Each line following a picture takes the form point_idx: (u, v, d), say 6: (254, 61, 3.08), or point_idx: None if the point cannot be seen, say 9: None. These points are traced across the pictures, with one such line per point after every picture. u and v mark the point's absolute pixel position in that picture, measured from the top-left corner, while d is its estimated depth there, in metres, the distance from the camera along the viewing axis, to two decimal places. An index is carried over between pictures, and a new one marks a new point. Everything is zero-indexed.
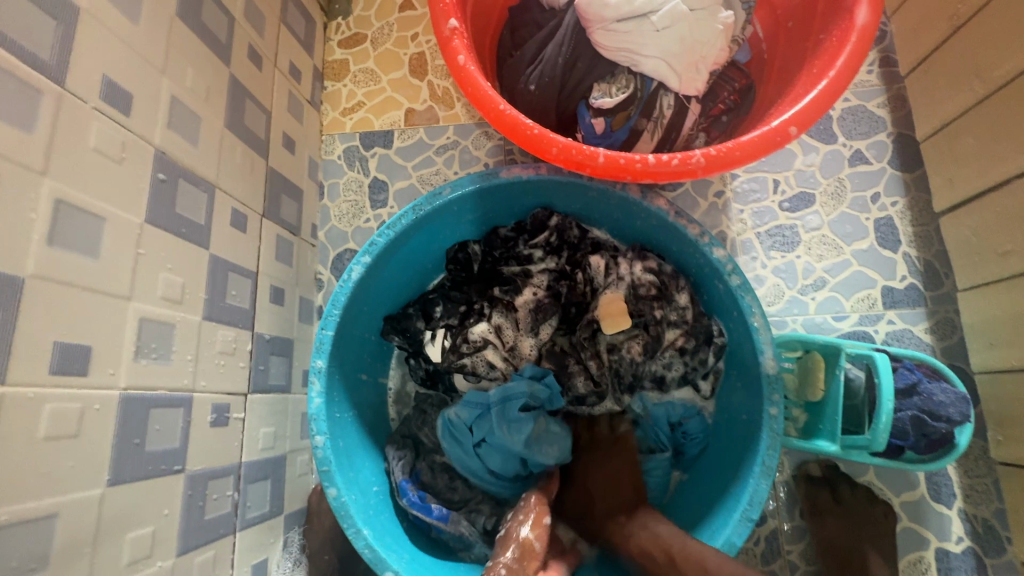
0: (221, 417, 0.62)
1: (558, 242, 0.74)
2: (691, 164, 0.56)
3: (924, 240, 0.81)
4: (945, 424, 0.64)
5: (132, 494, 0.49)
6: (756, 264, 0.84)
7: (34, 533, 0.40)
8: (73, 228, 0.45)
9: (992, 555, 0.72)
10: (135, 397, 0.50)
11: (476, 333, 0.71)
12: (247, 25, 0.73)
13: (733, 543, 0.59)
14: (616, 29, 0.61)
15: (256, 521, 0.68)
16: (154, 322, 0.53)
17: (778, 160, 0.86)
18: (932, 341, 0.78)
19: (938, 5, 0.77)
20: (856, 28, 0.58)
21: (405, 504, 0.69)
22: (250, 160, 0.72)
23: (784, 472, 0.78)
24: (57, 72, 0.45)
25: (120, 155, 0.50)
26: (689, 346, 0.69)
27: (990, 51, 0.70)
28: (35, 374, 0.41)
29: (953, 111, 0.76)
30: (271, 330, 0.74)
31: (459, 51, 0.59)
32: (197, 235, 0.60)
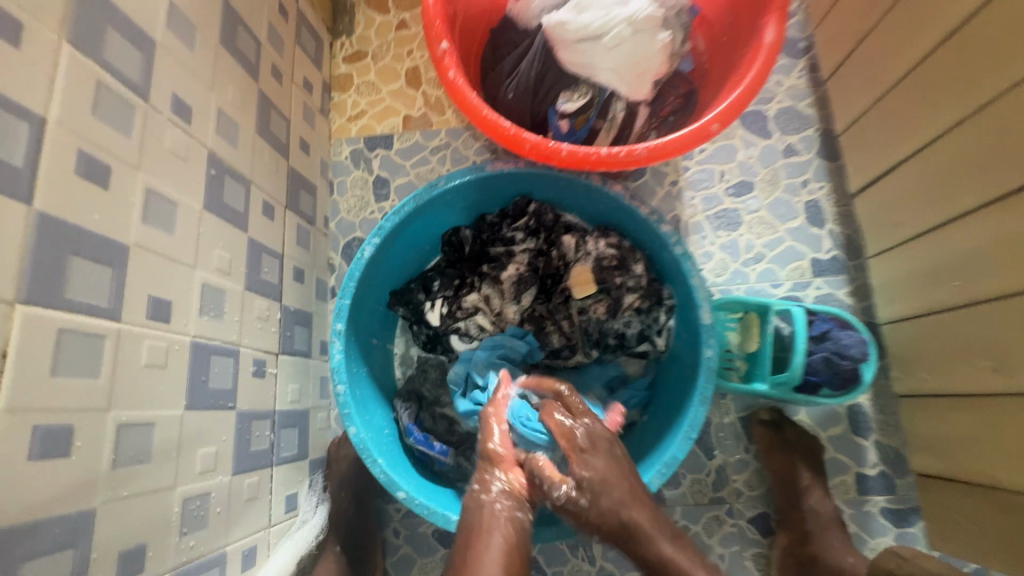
0: (259, 369, 0.76)
1: (536, 225, 0.88)
2: (636, 155, 0.71)
3: (844, 218, 0.96)
4: (851, 362, 0.79)
5: (201, 419, 0.62)
6: (706, 242, 0.99)
7: (140, 437, 0.54)
8: (158, 210, 0.59)
9: (901, 476, 0.86)
10: (201, 344, 0.63)
11: (469, 301, 0.85)
12: (270, 47, 0.87)
13: (676, 457, 0.74)
14: (577, 47, 0.76)
15: (288, 460, 0.81)
16: (212, 288, 0.67)
17: (723, 153, 1.01)
18: (852, 302, 0.93)
19: (845, 21, 0.91)
20: (765, 45, 0.73)
21: (411, 442, 0.84)
22: (276, 160, 0.86)
23: (731, 415, 0.91)
24: (143, 91, 0.58)
25: (185, 155, 0.64)
26: (644, 306, 0.83)
27: (880, 60, 0.83)
28: (139, 318, 0.55)
29: (860, 109, 0.89)
30: (295, 303, 0.88)
31: (450, 69, 0.74)
32: (238, 220, 0.74)
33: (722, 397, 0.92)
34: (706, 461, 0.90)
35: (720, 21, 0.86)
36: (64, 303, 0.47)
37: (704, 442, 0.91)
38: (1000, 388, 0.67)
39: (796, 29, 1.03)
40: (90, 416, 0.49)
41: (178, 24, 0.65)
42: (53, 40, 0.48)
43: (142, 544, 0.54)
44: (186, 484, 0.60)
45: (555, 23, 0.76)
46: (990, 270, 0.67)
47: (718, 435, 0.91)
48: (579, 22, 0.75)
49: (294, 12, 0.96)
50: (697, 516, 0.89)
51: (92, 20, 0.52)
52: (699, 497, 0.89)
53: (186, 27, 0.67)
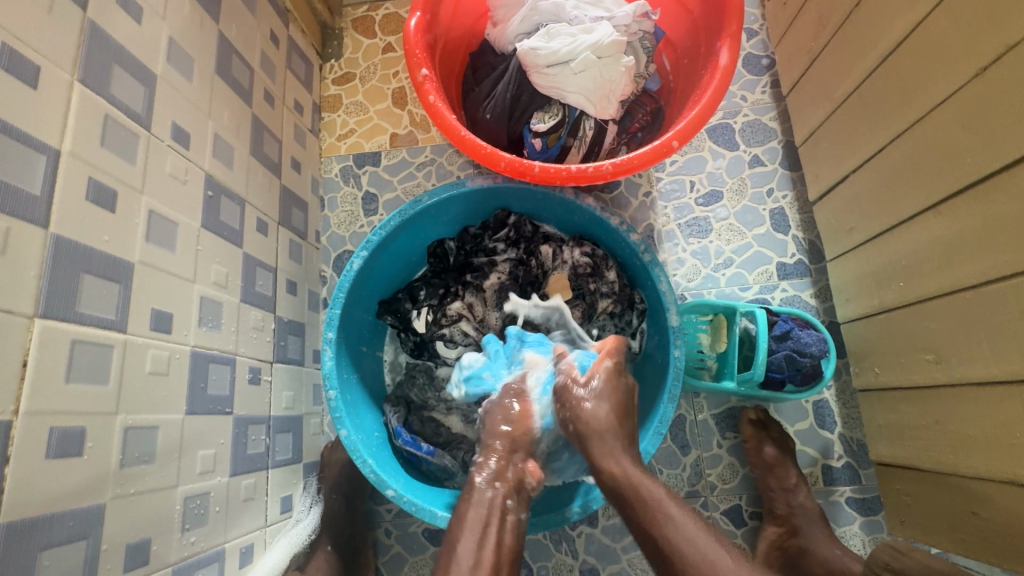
0: (255, 377, 0.80)
1: (516, 236, 0.93)
2: (602, 171, 0.77)
3: (807, 225, 1.03)
4: (811, 358, 0.85)
5: (200, 423, 0.67)
6: (678, 249, 1.04)
7: (145, 439, 0.58)
8: (160, 230, 0.64)
9: (864, 466, 0.92)
10: (200, 353, 0.68)
11: (453, 309, 0.90)
12: (263, 74, 0.93)
13: (648, 451, 0.78)
14: (547, 72, 0.82)
15: (283, 463, 0.86)
16: (210, 300, 0.72)
17: (693, 165, 1.07)
18: (816, 303, 0.99)
19: (800, 41, 0.98)
20: (720, 67, 0.78)
21: (400, 443, 0.88)
22: (269, 179, 0.91)
23: (704, 412, 0.96)
24: (146, 121, 0.64)
25: (184, 178, 0.69)
26: (617, 310, 0.89)
27: (830, 77, 0.90)
28: (143, 330, 0.59)
29: (814, 122, 0.95)
30: (288, 314, 0.93)
31: (430, 93, 0.79)
32: (234, 237, 0.79)
33: (696, 396, 0.97)
34: (681, 457, 0.95)
35: (683, 44, 0.93)
36: (77, 317, 0.52)
37: (679, 438, 0.95)
38: (942, 379, 0.73)
39: (758, 48, 1.10)
40: (100, 419, 0.53)
41: (177, 57, 0.71)
42: (65, 80, 0.54)
43: (147, 538, 0.58)
44: (187, 484, 0.64)
45: (527, 49, 0.82)
46: (929, 271, 0.73)
47: (693, 431, 0.95)
48: (549, 49, 0.81)
49: (285, 39, 1.02)
50: None
51: (100, 59, 0.58)
52: (675, 491, 0.94)
53: (184, 60, 0.72)
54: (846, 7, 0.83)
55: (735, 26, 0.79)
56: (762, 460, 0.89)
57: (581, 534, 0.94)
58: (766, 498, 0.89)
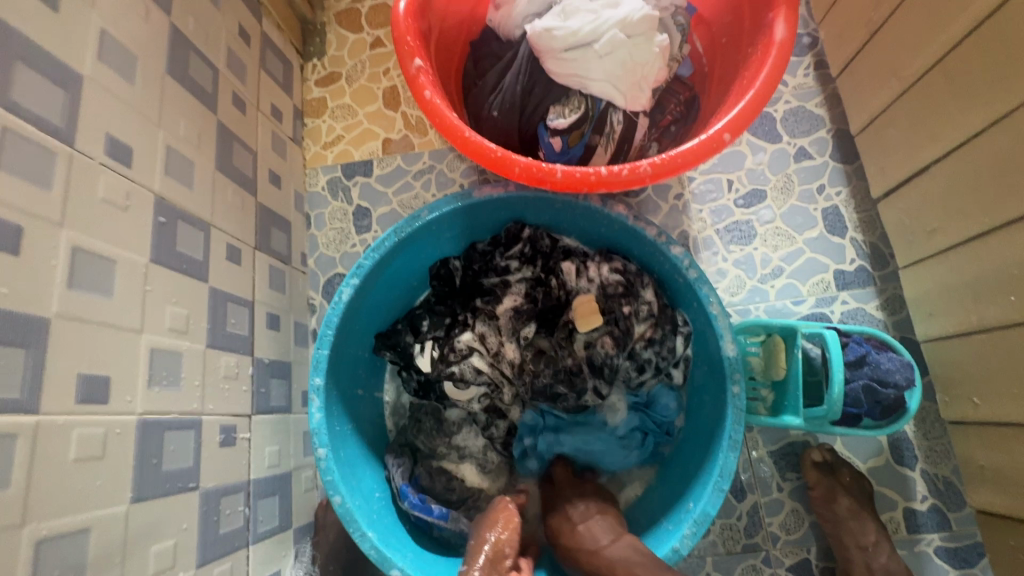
0: (228, 437, 0.67)
1: (532, 252, 0.79)
2: (640, 173, 0.63)
3: (867, 224, 0.88)
4: (894, 389, 0.71)
5: (154, 510, 0.53)
6: (718, 258, 0.90)
7: (72, 546, 0.45)
8: (89, 272, 0.50)
9: (954, 509, 0.77)
10: (150, 421, 0.55)
11: (462, 341, 0.76)
12: (230, 75, 0.79)
13: (708, 513, 0.64)
14: (565, 57, 0.68)
15: (268, 534, 0.72)
16: (164, 352, 0.58)
17: (730, 161, 0.93)
18: (884, 316, 0.85)
19: (853, 14, 0.84)
20: (776, 43, 0.65)
21: (407, 506, 0.74)
22: (241, 198, 0.77)
23: (760, 449, 0.82)
24: (68, 135, 0.51)
25: (124, 203, 0.56)
26: (656, 336, 0.75)
27: (899, 52, 0.75)
28: (65, 402, 0.46)
29: (877, 106, 0.81)
30: (270, 354, 0.79)
31: (425, 87, 0.66)
32: (197, 270, 0.65)
33: (749, 430, 0.83)
34: (736, 504, 0.81)
35: (719, 20, 0.79)
36: None
37: (732, 482, 0.81)
38: None
39: (799, 24, 0.96)
40: None
41: (112, 54, 0.57)
42: None
43: None
44: None
45: (540, 31, 0.68)
46: None
47: (748, 474, 0.81)
48: (566, 28, 0.67)
49: (257, 36, 0.89)
50: (730, 567, 0.79)
51: None
52: (730, 545, 0.80)
53: (123, 58, 0.59)
54: None
55: None
56: (833, 512, 0.74)
57: None
58: (840, 557, 0.73)
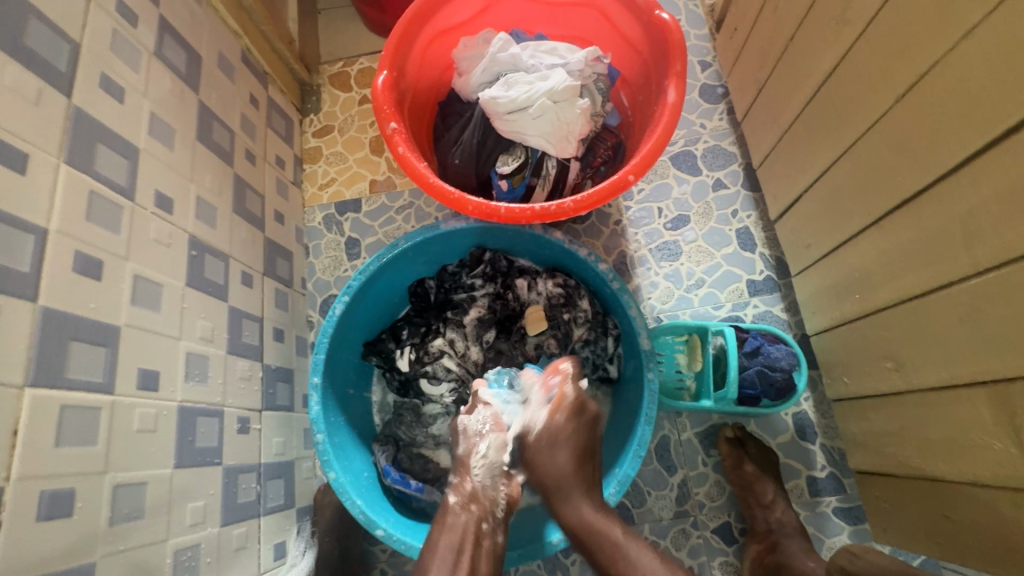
0: (244, 426, 0.83)
1: (493, 271, 0.96)
2: (564, 208, 0.81)
3: (772, 241, 1.07)
4: (782, 373, 0.88)
5: (189, 476, 0.69)
6: (651, 273, 1.08)
7: (135, 494, 0.61)
8: (145, 293, 0.67)
9: (846, 475, 0.93)
10: (187, 407, 0.71)
11: (435, 346, 0.93)
12: (243, 134, 0.98)
13: (628, 474, 0.80)
14: (508, 118, 0.87)
15: (276, 509, 0.87)
16: (196, 355, 0.75)
17: (660, 192, 1.12)
18: (787, 317, 1.03)
19: (748, 73, 1.03)
20: (669, 105, 0.84)
21: (389, 482, 0.90)
22: (253, 234, 0.95)
23: (687, 431, 0.98)
24: (130, 193, 0.68)
25: (167, 241, 0.73)
26: (591, 336, 0.93)
27: (777, 105, 0.95)
28: (130, 388, 0.62)
29: (768, 145, 1.00)
30: (276, 361, 0.96)
31: (399, 144, 0.84)
32: (219, 292, 0.82)
33: (678, 415, 0.98)
34: (668, 477, 0.96)
35: (636, 82, 0.99)
36: (65, 382, 0.55)
37: (664, 459, 0.97)
38: (902, 386, 0.75)
39: (712, 78, 1.17)
40: (88, 480, 0.56)
41: (157, 128, 0.76)
42: (52, 162, 0.58)
43: None
44: (177, 537, 0.66)
45: (488, 98, 0.87)
46: (881, 283, 0.76)
47: (678, 452, 0.97)
48: (508, 97, 0.87)
49: (264, 100, 1.08)
50: (665, 531, 0.94)
51: (84, 140, 0.63)
52: (665, 512, 0.95)
53: (165, 130, 0.77)
54: (781, 42, 0.89)
55: (680, 65, 0.84)
56: (741, 476, 0.91)
57: (575, 562, 0.95)
58: (747, 514, 0.90)
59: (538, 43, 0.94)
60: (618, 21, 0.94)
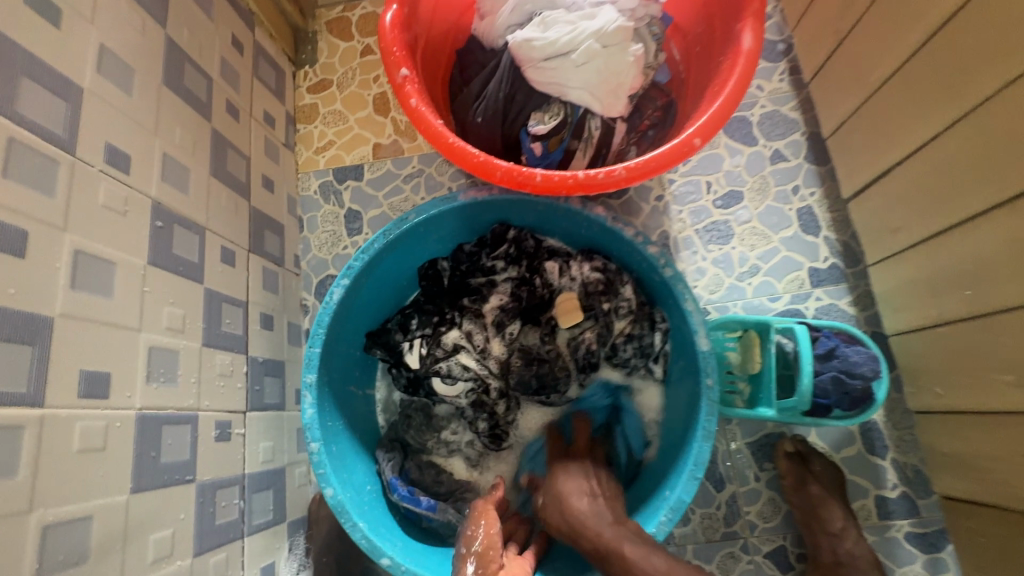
0: (224, 432, 0.69)
1: (517, 251, 0.82)
2: (615, 177, 0.66)
3: (840, 224, 0.92)
4: (862, 380, 0.74)
5: (152, 500, 0.56)
6: (697, 257, 0.94)
7: (76, 531, 0.48)
8: (90, 274, 0.53)
9: (923, 496, 0.81)
10: (149, 416, 0.57)
11: (449, 339, 0.78)
12: (224, 83, 0.82)
13: (683, 500, 0.68)
14: (543, 66, 0.72)
15: (263, 527, 0.75)
16: (162, 350, 0.61)
17: (708, 163, 0.96)
18: (856, 312, 0.89)
19: (822, 25, 0.88)
20: (743, 52, 0.68)
21: (397, 498, 0.78)
22: (235, 203, 0.80)
23: (738, 441, 0.85)
24: (68, 144, 0.53)
25: (123, 209, 0.58)
26: (635, 331, 0.78)
27: (863, 59, 0.79)
28: (67, 397, 0.48)
29: (845, 110, 0.85)
30: (263, 352, 0.82)
31: (411, 96, 0.68)
32: (192, 272, 0.68)
33: (728, 423, 0.86)
34: (715, 494, 0.84)
35: (694, 29, 0.83)
36: None
37: (711, 472, 0.84)
38: None
39: (773, 31, 1.00)
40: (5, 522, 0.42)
41: (109, 67, 0.60)
42: None
43: None
44: None
45: (520, 42, 0.72)
46: (1006, 278, 0.62)
47: (727, 464, 0.85)
48: (545, 39, 0.71)
49: (250, 45, 0.91)
50: (711, 554, 0.82)
51: None
52: (710, 533, 0.83)
53: (121, 69, 0.62)
54: None
55: (757, 2, 0.69)
56: (803, 499, 0.79)
57: None
58: (810, 541, 0.78)
59: None
60: None
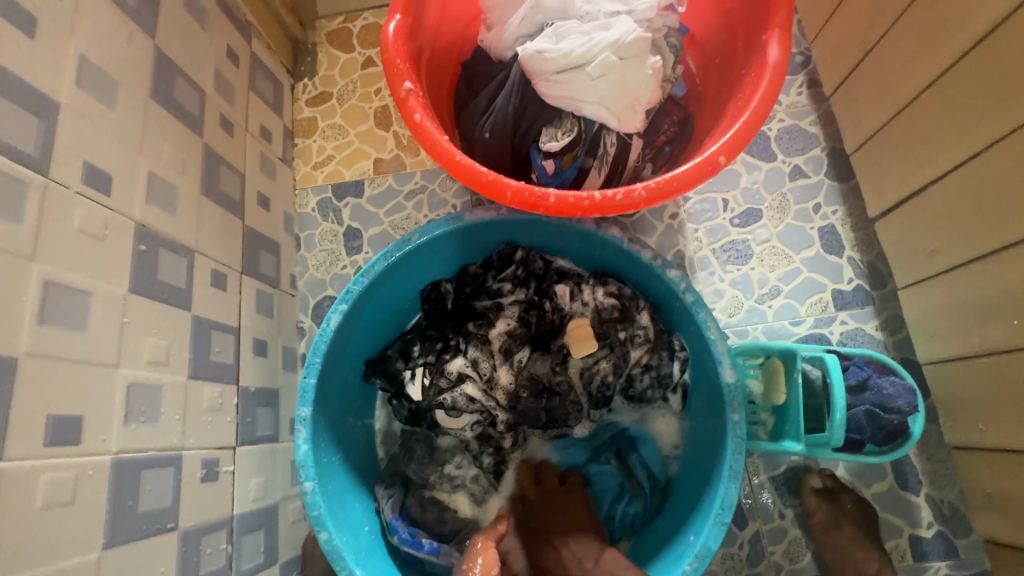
0: (211, 471, 0.64)
1: (525, 274, 0.77)
2: (634, 198, 0.61)
3: (865, 243, 0.87)
4: (898, 415, 0.69)
5: (128, 554, 0.51)
6: (714, 279, 0.89)
7: None
8: (61, 306, 0.48)
9: (961, 535, 0.75)
10: (126, 460, 0.52)
11: (453, 368, 0.73)
12: (218, 97, 0.78)
13: (710, 547, 0.63)
14: (556, 80, 0.67)
15: (252, 572, 0.69)
16: (143, 386, 0.56)
17: (725, 180, 0.92)
18: (884, 337, 0.84)
19: (845, 37, 0.84)
20: (769, 65, 0.64)
21: (397, 541, 0.73)
22: (228, 222, 0.76)
23: (762, 476, 0.80)
24: (39, 164, 0.49)
25: (102, 233, 0.54)
26: (653, 361, 0.74)
27: (893, 72, 0.75)
28: (31, 446, 0.44)
29: (872, 126, 0.81)
30: (256, 381, 0.77)
31: (415, 110, 0.64)
32: (179, 299, 0.63)
33: (750, 456, 0.80)
34: (738, 533, 0.78)
35: (712, 41, 0.79)
36: None
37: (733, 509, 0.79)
38: None
39: (790, 43, 0.96)
40: None
41: (90, 80, 0.56)
42: None
43: None
44: None
45: (531, 53, 0.67)
46: None
47: (750, 501, 0.79)
48: (558, 51, 0.67)
49: (246, 57, 0.87)
50: None
51: None
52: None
53: (103, 82, 0.57)
54: None
55: (785, 13, 0.65)
56: (835, 540, 0.73)
57: None
58: None
59: None
60: None
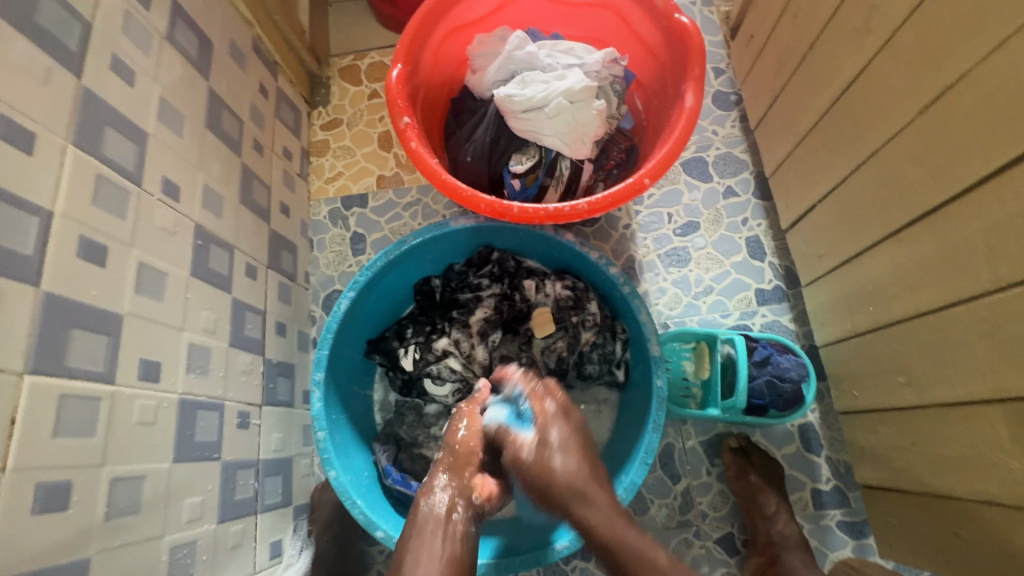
0: (244, 421, 0.81)
1: (500, 271, 0.95)
2: (578, 210, 0.79)
3: (782, 251, 1.06)
4: (792, 383, 0.87)
5: (188, 471, 0.68)
6: (659, 278, 1.07)
7: (131, 487, 0.59)
8: (150, 281, 0.66)
9: (852, 489, 0.92)
10: (188, 400, 0.69)
11: (439, 346, 0.91)
12: (252, 124, 0.97)
13: (635, 481, 0.79)
14: (523, 117, 0.87)
15: (273, 507, 0.86)
16: (199, 347, 0.73)
17: (670, 197, 1.11)
18: (795, 327, 1.02)
19: (762, 84, 1.03)
20: (686, 109, 0.82)
21: (390, 482, 0.89)
22: (259, 226, 0.94)
23: (692, 439, 0.97)
24: (137, 178, 0.67)
25: (173, 230, 0.71)
26: (600, 340, 0.91)
27: (792, 114, 0.94)
28: (130, 378, 0.61)
29: (780, 155, 1.00)
30: (277, 355, 0.94)
31: (411, 140, 0.82)
32: (223, 283, 0.81)
33: (683, 423, 0.97)
34: (672, 486, 0.95)
35: (652, 85, 0.98)
36: (65, 371, 0.53)
37: (669, 466, 0.96)
38: (915, 401, 0.75)
39: (726, 85, 1.15)
40: (86, 472, 0.54)
41: (166, 115, 0.74)
42: (59, 144, 0.56)
43: None
44: (174, 534, 0.65)
45: (503, 96, 0.86)
46: (898, 295, 0.75)
47: (682, 460, 0.96)
48: (524, 95, 0.86)
49: (273, 90, 1.06)
50: (667, 539, 0.93)
51: (94, 122, 0.61)
52: (667, 521, 0.94)
53: (175, 116, 0.76)
54: (800, 50, 0.88)
55: (698, 69, 0.83)
56: (745, 487, 0.90)
57: (575, 568, 0.93)
58: (750, 526, 0.89)
59: (555, 42, 0.93)
60: (633, 22, 0.93)
